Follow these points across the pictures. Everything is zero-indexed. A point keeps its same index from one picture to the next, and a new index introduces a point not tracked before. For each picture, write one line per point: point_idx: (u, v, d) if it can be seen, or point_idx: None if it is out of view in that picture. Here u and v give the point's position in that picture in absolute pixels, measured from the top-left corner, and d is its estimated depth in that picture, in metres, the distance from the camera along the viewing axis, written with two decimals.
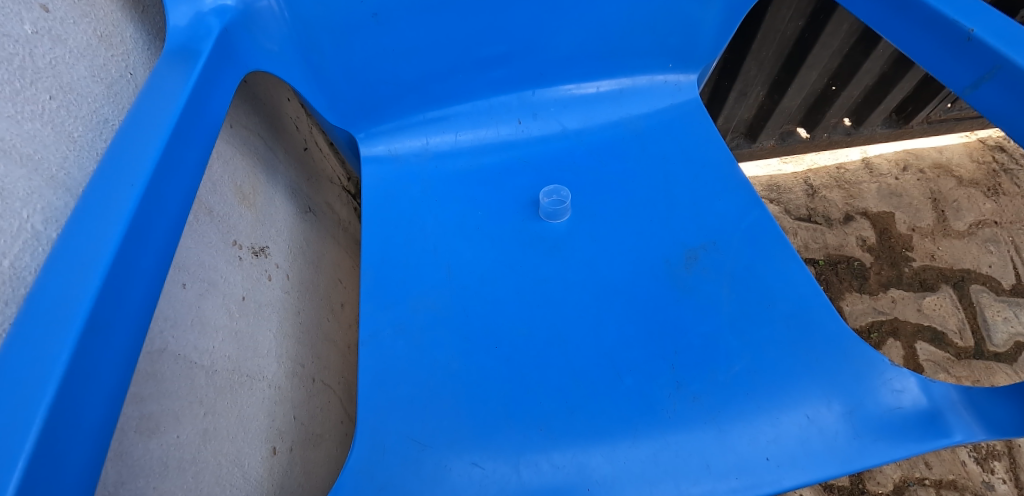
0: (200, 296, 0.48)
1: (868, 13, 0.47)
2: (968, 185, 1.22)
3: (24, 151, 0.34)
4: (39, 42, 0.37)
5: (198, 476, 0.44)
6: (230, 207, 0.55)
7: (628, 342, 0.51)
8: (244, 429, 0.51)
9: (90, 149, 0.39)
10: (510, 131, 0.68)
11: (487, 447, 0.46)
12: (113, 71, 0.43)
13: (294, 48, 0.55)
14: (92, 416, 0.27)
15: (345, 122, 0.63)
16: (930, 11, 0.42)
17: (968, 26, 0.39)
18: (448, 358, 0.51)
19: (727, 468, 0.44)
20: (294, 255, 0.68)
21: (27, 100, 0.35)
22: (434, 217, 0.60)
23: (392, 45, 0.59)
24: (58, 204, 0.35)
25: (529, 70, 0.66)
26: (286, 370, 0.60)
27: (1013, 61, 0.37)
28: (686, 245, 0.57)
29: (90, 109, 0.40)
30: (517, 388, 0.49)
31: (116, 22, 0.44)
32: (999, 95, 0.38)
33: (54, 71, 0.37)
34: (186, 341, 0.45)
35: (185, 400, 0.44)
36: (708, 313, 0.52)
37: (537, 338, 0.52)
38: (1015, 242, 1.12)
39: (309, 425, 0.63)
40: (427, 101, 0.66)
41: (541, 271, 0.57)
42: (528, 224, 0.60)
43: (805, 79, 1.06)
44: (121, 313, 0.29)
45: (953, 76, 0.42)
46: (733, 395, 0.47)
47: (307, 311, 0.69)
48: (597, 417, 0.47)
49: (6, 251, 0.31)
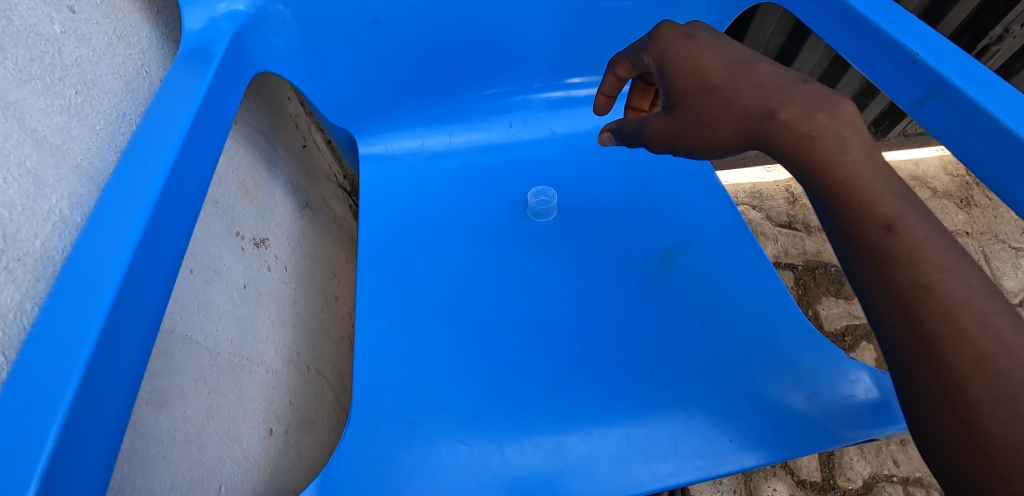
0: (206, 282, 0.51)
1: (832, 34, 0.51)
2: (942, 197, 1.27)
3: (54, 141, 0.36)
4: (66, 41, 0.39)
5: (203, 449, 0.47)
6: (234, 200, 0.58)
7: (606, 333, 0.55)
8: (244, 409, 0.54)
9: (111, 142, 0.41)
10: (502, 134, 0.72)
11: (474, 427, 0.50)
12: (131, 69, 0.44)
13: (299, 51, 0.58)
14: (118, 380, 0.30)
15: (346, 122, 0.67)
16: (885, 36, 0.46)
17: (914, 50, 0.44)
18: (438, 345, 0.54)
19: (694, 449, 0.48)
20: (292, 248, 0.71)
21: (57, 94, 0.37)
22: (427, 214, 0.64)
23: (392, 51, 0.62)
24: (82, 191, 0.37)
25: (522, 77, 0.70)
26: (283, 357, 0.63)
27: (953, 84, 0.41)
28: (663, 245, 0.61)
29: (111, 104, 0.41)
30: (502, 373, 0.53)
31: (134, 23, 0.45)
32: (942, 113, 0.43)
33: (79, 69, 0.39)
34: (193, 323, 0.48)
35: (191, 377, 0.47)
36: (682, 308, 0.56)
37: (522, 327, 0.56)
38: (985, 252, 1.18)
39: (303, 410, 0.66)
40: (425, 105, 0.69)
41: (528, 266, 0.60)
42: (516, 222, 0.64)
43: None
44: (146, 289, 0.33)
45: (902, 94, 0.46)
46: (701, 382, 0.51)
47: (303, 302, 0.72)
48: (575, 402, 0.51)
49: (38, 231, 0.33)
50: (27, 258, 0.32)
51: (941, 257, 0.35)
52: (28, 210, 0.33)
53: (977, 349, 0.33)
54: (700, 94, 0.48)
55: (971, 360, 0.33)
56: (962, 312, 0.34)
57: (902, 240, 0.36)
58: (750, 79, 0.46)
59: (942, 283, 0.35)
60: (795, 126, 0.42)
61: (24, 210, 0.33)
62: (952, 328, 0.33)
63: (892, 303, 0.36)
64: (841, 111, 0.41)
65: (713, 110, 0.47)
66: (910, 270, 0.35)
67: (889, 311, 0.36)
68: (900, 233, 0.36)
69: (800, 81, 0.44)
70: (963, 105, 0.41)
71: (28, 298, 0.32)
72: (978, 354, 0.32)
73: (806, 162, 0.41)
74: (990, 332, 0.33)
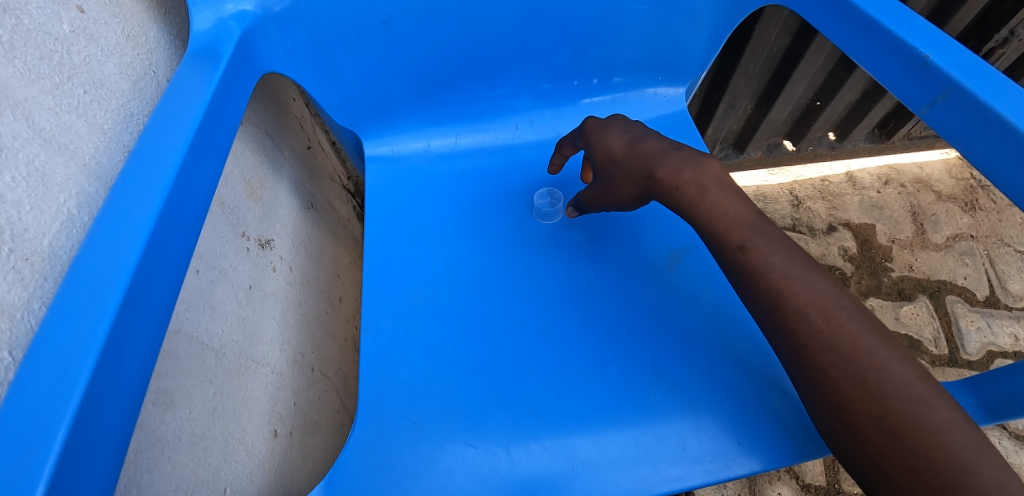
0: (212, 283, 0.51)
1: (840, 36, 0.51)
2: (946, 200, 1.27)
3: (63, 140, 0.36)
4: (75, 40, 0.38)
5: (207, 451, 0.47)
6: (240, 201, 0.58)
7: (614, 335, 0.55)
8: (249, 411, 0.54)
9: (120, 141, 0.40)
10: (508, 136, 0.72)
11: (481, 429, 0.49)
12: (139, 69, 0.44)
13: (305, 52, 0.58)
14: (126, 379, 0.30)
15: (352, 123, 0.67)
16: (894, 38, 0.45)
17: (924, 53, 0.43)
18: (444, 346, 0.54)
19: (703, 452, 0.48)
20: (296, 249, 0.71)
21: (65, 94, 0.37)
22: (433, 215, 0.64)
23: (398, 52, 0.62)
24: (91, 190, 0.37)
25: (528, 79, 0.70)
26: (288, 358, 0.63)
27: (964, 87, 0.41)
28: (670, 247, 0.60)
29: (119, 104, 0.41)
30: (509, 375, 0.52)
31: (142, 23, 0.45)
32: (952, 115, 0.42)
33: (88, 68, 0.39)
34: (199, 323, 0.48)
35: (197, 378, 0.47)
36: (688, 309, 0.56)
37: (529, 329, 0.55)
38: (990, 255, 1.18)
39: (307, 412, 0.66)
40: (430, 107, 0.69)
41: (534, 267, 0.60)
42: (522, 224, 0.63)
43: (790, 93, 1.11)
44: (154, 289, 0.33)
45: (912, 97, 0.45)
46: (709, 385, 0.51)
47: (307, 303, 0.72)
48: (582, 404, 0.51)
49: (46, 231, 0.33)
50: (35, 257, 0.32)
51: (787, 267, 0.45)
52: (36, 209, 0.33)
53: (826, 340, 0.42)
54: (607, 162, 0.56)
55: (826, 348, 0.41)
56: (809, 310, 0.43)
57: (752, 257, 0.46)
58: (641, 150, 0.54)
59: (789, 288, 0.44)
60: (667, 180, 0.51)
61: (33, 209, 0.33)
62: (803, 325, 0.43)
63: (764, 308, 0.45)
64: (704, 168, 0.50)
65: (618, 176, 0.55)
66: (765, 280, 0.45)
67: (763, 315, 0.45)
68: (750, 252, 0.46)
69: (674, 146, 0.53)
70: (975, 107, 0.40)
71: (36, 298, 0.32)
72: (828, 343, 0.41)
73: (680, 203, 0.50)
74: (833, 323, 0.42)
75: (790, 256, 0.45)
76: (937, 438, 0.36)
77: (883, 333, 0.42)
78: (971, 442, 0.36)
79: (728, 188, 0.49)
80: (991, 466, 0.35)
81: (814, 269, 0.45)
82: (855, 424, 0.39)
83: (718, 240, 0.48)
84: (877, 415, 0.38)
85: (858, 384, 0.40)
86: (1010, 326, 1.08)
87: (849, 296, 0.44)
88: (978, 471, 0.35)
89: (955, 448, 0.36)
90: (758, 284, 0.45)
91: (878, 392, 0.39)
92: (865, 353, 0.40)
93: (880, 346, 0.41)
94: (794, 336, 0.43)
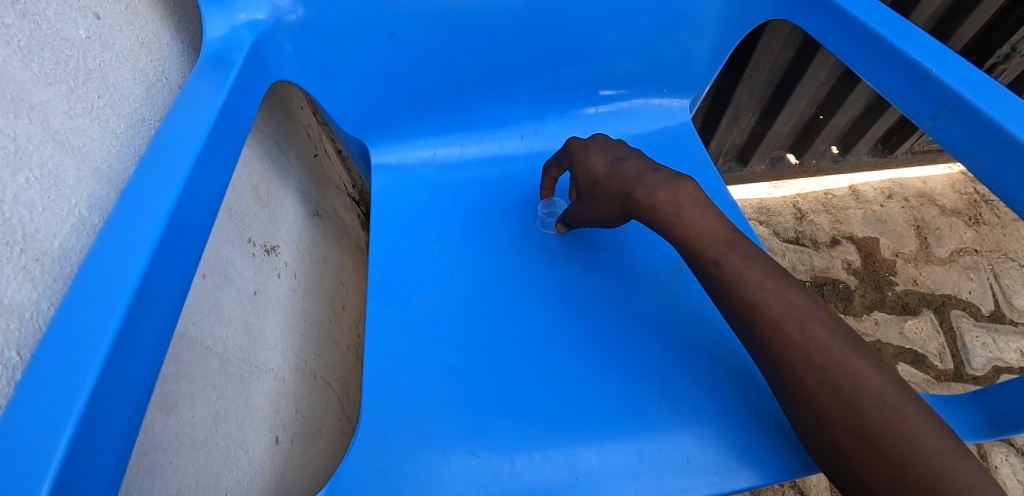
0: (217, 287, 0.51)
1: (844, 50, 0.51)
2: (950, 214, 1.27)
3: (76, 143, 0.36)
4: (91, 46, 0.39)
5: (209, 455, 0.47)
6: (247, 207, 0.59)
7: (617, 345, 0.55)
8: (251, 416, 0.54)
9: (131, 145, 0.41)
10: (513, 146, 0.72)
11: (483, 438, 0.49)
12: (152, 75, 0.45)
13: (315, 60, 0.59)
14: (132, 381, 0.30)
15: (359, 132, 0.67)
16: (897, 52, 0.46)
17: (927, 66, 0.44)
18: (448, 354, 0.54)
19: (707, 464, 0.47)
20: (301, 256, 0.71)
21: (79, 98, 0.37)
22: (438, 223, 0.64)
23: (406, 62, 0.63)
24: (101, 193, 0.37)
25: (534, 90, 0.70)
26: (290, 365, 0.63)
27: (967, 100, 0.41)
28: (674, 257, 0.61)
29: (131, 109, 0.42)
30: (512, 383, 0.52)
31: (155, 30, 0.46)
32: (956, 128, 0.43)
33: (102, 73, 0.39)
34: (203, 327, 0.48)
35: (201, 382, 0.47)
36: (692, 320, 0.56)
37: (533, 338, 0.55)
38: (995, 270, 1.17)
39: (308, 419, 0.66)
40: (437, 116, 0.70)
41: (538, 277, 0.60)
42: (527, 233, 0.64)
43: (794, 107, 1.11)
44: (162, 291, 0.33)
45: (915, 109, 0.46)
46: (713, 396, 0.51)
47: (311, 310, 0.72)
48: (585, 413, 0.50)
49: (57, 232, 0.33)
50: (45, 258, 0.32)
51: (761, 280, 0.45)
52: (49, 210, 0.33)
53: (800, 351, 0.42)
54: (588, 183, 0.55)
55: (801, 358, 0.41)
56: (784, 321, 0.43)
57: (727, 273, 0.46)
58: (620, 170, 0.53)
59: (764, 300, 0.44)
60: (645, 200, 0.51)
61: (45, 210, 0.33)
62: (779, 336, 0.43)
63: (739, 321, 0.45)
64: (679, 188, 0.50)
65: (598, 196, 0.54)
66: (740, 294, 0.45)
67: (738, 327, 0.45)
68: (725, 267, 0.46)
69: (652, 166, 0.53)
70: (978, 120, 0.41)
71: (45, 298, 0.32)
72: (803, 353, 0.41)
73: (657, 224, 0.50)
74: (806, 334, 0.42)
75: (764, 271, 0.46)
76: (911, 444, 0.36)
77: (857, 343, 0.42)
78: (944, 447, 0.36)
79: (703, 206, 0.49)
80: (965, 471, 0.35)
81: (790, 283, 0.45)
82: (830, 431, 0.39)
83: (694, 256, 0.48)
84: (852, 423, 0.38)
85: (838, 393, 0.39)
86: (1015, 341, 1.07)
87: (823, 307, 0.44)
88: (954, 475, 0.35)
89: (930, 454, 0.36)
90: (732, 298, 0.45)
91: (853, 400, 0.39)
92: (839, 362, 0.40)
93: (852, 355, 0.41)
94: (769, 345, 0.43)
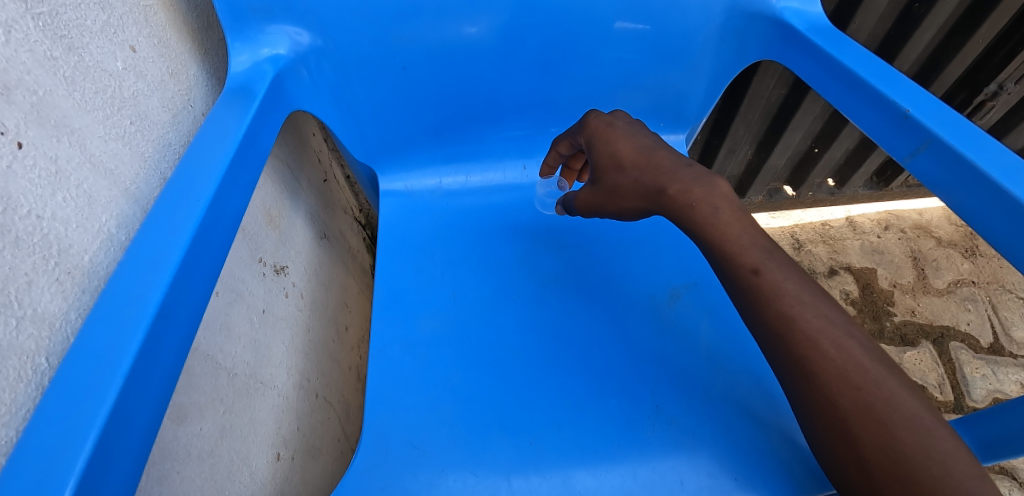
0: (229, 305, 0.53)
1: (830, 90, 0.55)
2: (947, 245, 1.29)
3: (109, 166, 0.39)
4: (127, 76, 0.42)
5: (214, 467, 0.48)
6: (260, 228, 0.61)
7: (614, 367, 0.56)
8: (255, 432, 0.55)
9: (157, 168, 0.44)
10: (516, 176, 0.75)
11: (482, 457, 0.50)
12: (179, 103, 0.48)
13: (330, 91, 0.62)
14: (153, 389, 0.32)
15: (369, 159, 0.71)
16: (877, 93, 0.49)
17: (905, 107, 0.47)
18: (449, 374, 0.56)
19: (699, 486, 0.48)
20: (309, 277, 0.74)
21: (114, 124, 0.40)
22: (443, 247, 0.66)
23: (416, 94, 0.66)
24: (129, 212, 0.40)
25: (537, 122, 0.73)
26: (294, 382, 0.65)
27: (942, 139, 0.44)
28: (670, 284, 0.63)
29: (159, 134, 0.45)
30: (511, 404, 0.54)
31: (184, 62, 0.49)
32: (933, 164, 0.45)
33: (135, 102, 0.43)
34: (214, 343, 0.50)
35: (209, 396, 0.49)
36: (687, 345, 0.57)
37: (532, 360, 0.57)
38: (993, 302, 1.18)
39: (310, 437, 0.67)
40: (444, 145, 0.73)
41: (538, 301, 0.62)
42: (528, 258, 0.66)
43: (789, 140, 1.16)
44: (184, 304, 0.35)
45: (895, 147, 0.48)
46: (706, 419, 0.52)
47: (316, 330, 0.74)
48: (582, 435, 0.52)
49: (88, 247, 0.36)
50: (76, 271, 0.35)
51: (799, 294, 0.43)
52: (82, 227, 0.36)
53: (837, 368, 0.40)
54: (614, 171, 0.55)
55: (837, 375, 0.40)
56: (822, 338, 0.41)
57: (766, 282, 0.43)
58: (652, 161, 0.52)
59: (802, 314, 0.42)
60: (680, 197, 0.49)
61: (78, 227, 0.36)
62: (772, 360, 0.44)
63: (771, 335, 0.43)
64: (715, 187, 0.48)
65: (623, 186, 0.54)
66: (778, 306, 0.42)
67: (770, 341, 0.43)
68: (764, 276, 0.44)
69: (687, 163, 0.51)
70: (953, 157, 0.43)
71: (74, 309, 0.34)
72: None
73: (690, 225, 0.48)
74: (845, 352, 0.40)
75: (803, 282, 0.43)
76: None
77: None
78: (974, 474, 0.35)
79: (740, 211, 0.47)
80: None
81: (825, 297, 0.43)
82: (839, 452, 0.39)
83: (729, 263, 0.45)
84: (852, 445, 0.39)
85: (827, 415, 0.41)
86: (1015, 373, 1.07)
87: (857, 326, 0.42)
88: None
89: (959, 479, 0.35)
90: (769, 310, 0.43)
91: (887, 422, 0.38)
92: (875, 383, 0.39)
93: (890, 377, 0.39)
94: (803, 363, 0.41)
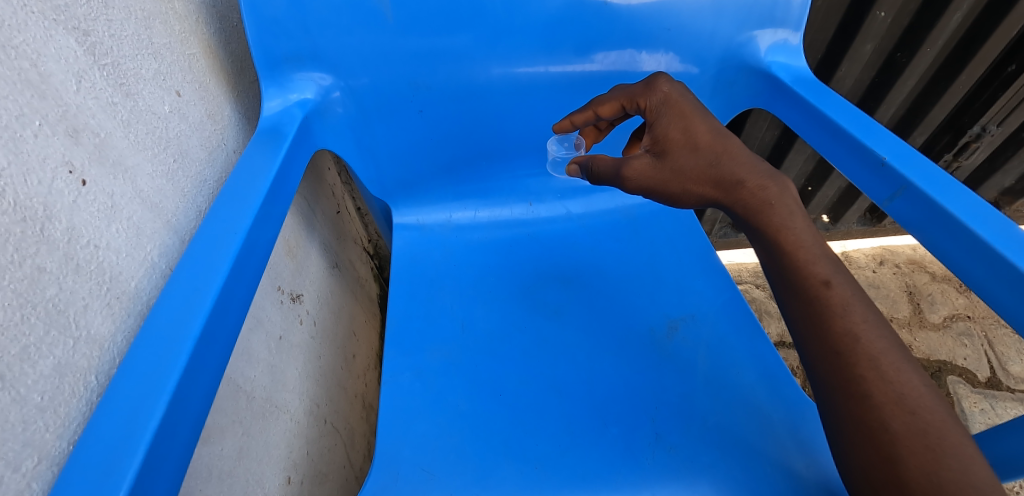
0: (250, 331, 0.56)
1: (815, 137, 0.59)
2: (941, 280, 1.31)
3: (154, 200, 0.42)
4: (172, 119, 0.46)
5: (231, 487, 0.50)
6: (279, 258, 0.65)
7: (615, 397, 0.58)
8: (269, 455, 0.57)
9: (194, 202, 0.47)
10: (521, 211, 0.79)
11: (488, 483, 0.52)
12: (214, 142, 0.52)
13: (351, 131, 0.66)
14: (193, 407, 0.34)
15: (384, 194, 0.74)
16: (856, 142, 0.53)
17: (881, 155, 0.50)
18: (458, 400, 0.58)
19: None
20: (321, 305, 0.77)
21: (160, 162, 0.44)
22: (451, 278, 0.70)
23: (429, 134, 0.71)
24: (169, 243, 0.44)
25: (542, 160, 0.78)
26: (305, 408, 0.67)
27: (916, 185, 0.47)
28: (668, 316, 0.66)
29: (197, 171, 0.48)
30: (516, 431, 0.56)
31: (220, 105, 0.53)
32: (908, 207, 0.49)
33: (178, 141, 0.46)
34: (236, 367, 0.53)
35: (230, 417, 0.51)
36: (685, 375, 0.60)
37: (536, 388, 0.59)
38: (988, 337, 1.20)
39: (317, 463, 0.68)
40: (454, 182, 0.77)
41: (543, 332, 0.64)
42: (532, 290, 0.69)
43: None
44: (223, 328, 0.37)
45: (875, 190, 0.52)
46: (704, 447, 0.54)
47: (326, 357, 0.76)
48: (584, 462, 0.54)
49: (134, 274, 0.39)
50: (124, 296, 0.38)
51: (865, 313, 0.44)
52: (130, 255, 0.39)
53: (894, 391, 0.40)
54: (685, 148, 0.53)
55: (894, 399, 0.40)
56: (883, 360, 0.41)
57: (836, 295, 0.44)
58: (729, 148, 0.52)
59: (866, 333, 0.42)
60: (758, 193, 0.50)
61: (127, 255, 0.39)
62: None
63: (830, 349, 0.43)
64: (788, 187, 0.50)
65: (694, 167, 0.52)
66: (842, 323, 0.43)
67: (826, 353, 0.43)
68: (836, 287, 0.45)
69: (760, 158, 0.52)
70: (925, 202, 0.47)
71: (121, 331, 0.37)
72: None
73: (762, 224, 0.49)
74: (903, 376, 0.41)
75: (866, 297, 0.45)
76: None
77: None
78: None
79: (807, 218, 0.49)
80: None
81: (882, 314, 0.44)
82: None
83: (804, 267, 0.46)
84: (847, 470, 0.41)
85: None
86: (1014, 408, 1.08)
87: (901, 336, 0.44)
88: None
89: None
90: (831, 324, 0.43)
91: (936, 448, 0.38)
92: (928, 409, 0.40)
93: (921, 406, 0.40)
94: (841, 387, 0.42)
